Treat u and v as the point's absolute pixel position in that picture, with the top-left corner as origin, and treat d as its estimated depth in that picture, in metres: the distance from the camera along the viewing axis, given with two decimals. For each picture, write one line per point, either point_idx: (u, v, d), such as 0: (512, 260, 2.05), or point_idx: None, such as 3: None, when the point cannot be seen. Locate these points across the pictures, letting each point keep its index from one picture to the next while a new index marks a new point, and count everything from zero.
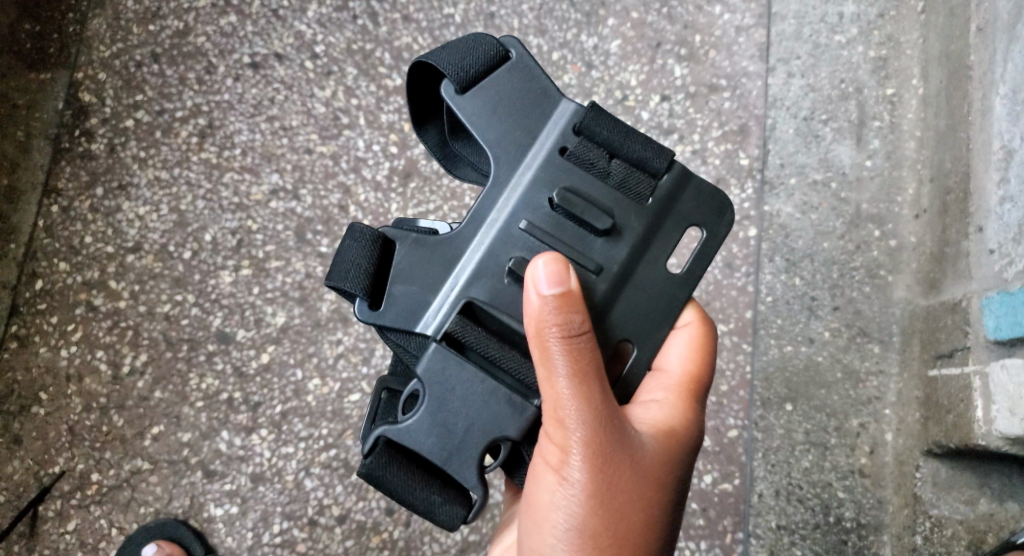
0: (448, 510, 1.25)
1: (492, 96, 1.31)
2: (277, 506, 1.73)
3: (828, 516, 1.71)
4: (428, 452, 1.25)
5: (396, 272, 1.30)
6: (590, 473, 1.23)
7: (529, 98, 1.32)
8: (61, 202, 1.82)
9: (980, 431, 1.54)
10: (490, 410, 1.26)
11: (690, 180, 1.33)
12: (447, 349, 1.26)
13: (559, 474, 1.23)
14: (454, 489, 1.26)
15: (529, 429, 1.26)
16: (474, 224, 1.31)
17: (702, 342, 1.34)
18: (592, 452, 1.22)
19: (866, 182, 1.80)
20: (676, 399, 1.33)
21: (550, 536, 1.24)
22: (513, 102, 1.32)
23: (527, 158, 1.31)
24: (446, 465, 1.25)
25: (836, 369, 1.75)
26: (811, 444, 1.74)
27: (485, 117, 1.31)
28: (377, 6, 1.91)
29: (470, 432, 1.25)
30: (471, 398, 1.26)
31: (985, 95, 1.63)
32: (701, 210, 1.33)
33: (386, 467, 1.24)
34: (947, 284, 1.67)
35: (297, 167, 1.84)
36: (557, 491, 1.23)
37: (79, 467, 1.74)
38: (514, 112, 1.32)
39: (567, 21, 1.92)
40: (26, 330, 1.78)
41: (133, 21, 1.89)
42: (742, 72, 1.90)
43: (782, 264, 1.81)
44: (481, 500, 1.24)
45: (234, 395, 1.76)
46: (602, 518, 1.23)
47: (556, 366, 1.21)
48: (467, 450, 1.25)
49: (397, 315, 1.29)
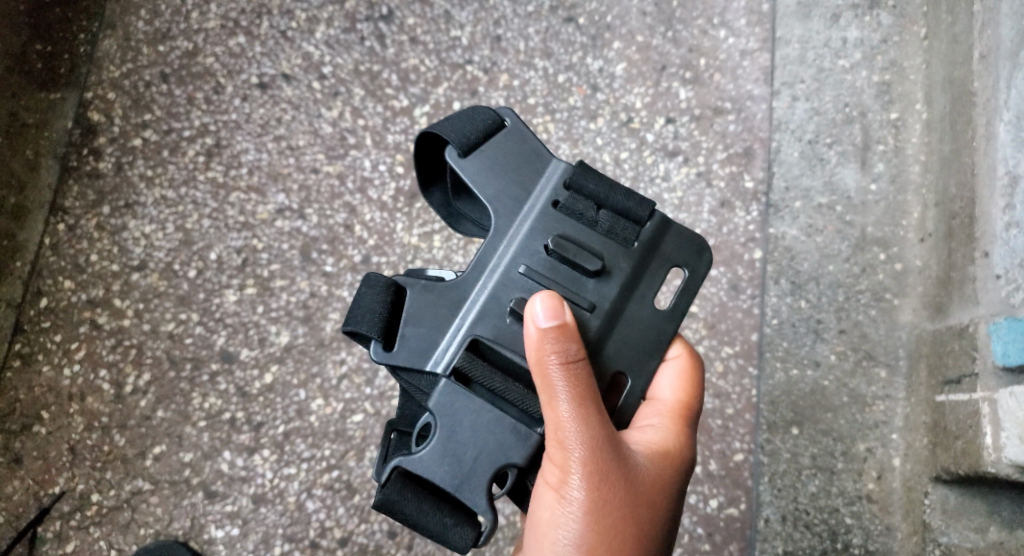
0: (460, 532, 1.24)
1: (491, 157, 1.33)
2: (279, 527, 1.72)
3: (836, 542, 1.69)
4: (441, 480, 1.23)
5: (408, 314, 1.30)
6: (589, 491, 1.22)
7: (524, 156, 1.34)
8: (68, 220, 1.83)
9: (990, 458, 1.53)
10: (499, 438, 1.25)
11: (671, 225, 1.35)
12: (456, 384, 1.26)
13: (559, 492, 1.22)
14: (465, 515, 1.24)
15: (534, 456, 1.25)
16: (476, 270, 1.31)
17: (692, 370, 1.35)
18: (592, 471, 1.21)
19: (872, 206, 1.80)
20: (671, 425, 1.32)
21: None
22: (510, 161, 1.33)
23: (524, 210, 1.32)
24: (457, 492, 1.23)
25: (843, 393, 1.74)
26: (817, 468, 1.72)
27: (485, 176, 1.32)
28: (384, 28, 1.93)
29: (481, 460, 1.24)
30: (480, 428, 1.25)
31: (989, 121, 1.63)
32: (685, 249, 1.34)
33: (402, 496, 1.23)
34: (954, 308, 1.66)
35: (303, 187, 1.85)
36: (557, 510, 1.22)
37: (80, 488, 1.73)
38: (510, 168, 1.33)
39: (573, 44, 1.93)
40: (29, 348, 1.78)
41: (143, 42, 1.91)
42: (748, 95, 1.91)
43: (788, 287, 1.81)
44: (492, 524, 1.22)
45: (236, 415, 1.76)
46: (601, 537, 1.22)
47: (556, 389, 1.21)
48: (476, 477, 1.23)
49: (409, 354, 1.29)
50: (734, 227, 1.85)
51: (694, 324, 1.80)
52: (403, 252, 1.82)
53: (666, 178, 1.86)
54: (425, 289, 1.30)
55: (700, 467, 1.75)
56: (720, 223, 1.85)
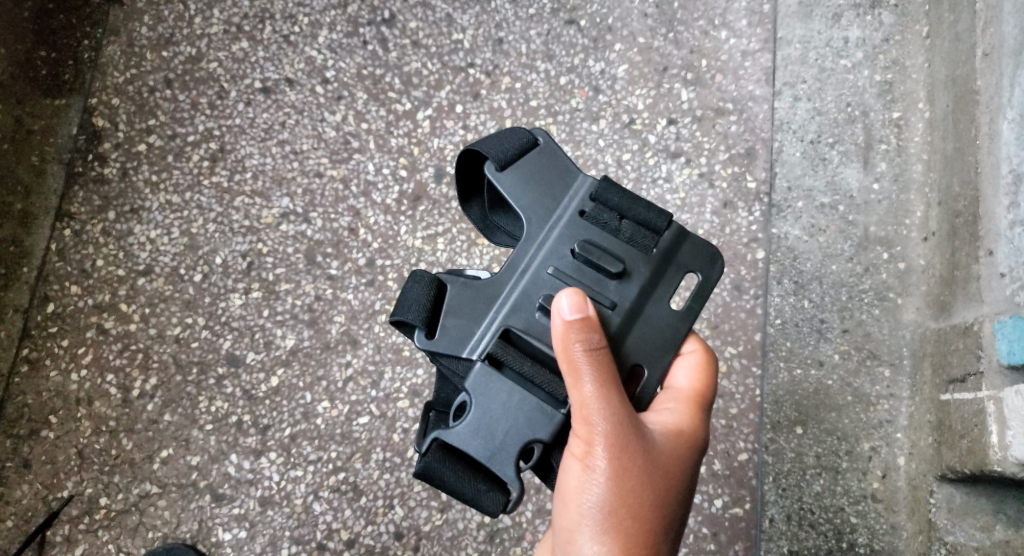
0: (492, 496, 1.26)
1: (526, 170, 1.35)
2: (286, 530, 1.73)
3: (841, 542, 1.69)
4: (474, 451, 1.26)
5: (448, 305, 1.33)
6: (614, 462, 1.24)
7: (555, 171, 1.36)
8: (73, 225, 1.84)
9: (995, 457, 1.53)
10: (529, 416, 1.27)
11: (688, 233, 1.36)
12: (489, 367, 1.28)
13: (585, 463, 1.24)
14: (494, 485, 1.27)
15: (559, 433, 1.27)
16: (509, 269, 1.33)
17: (708, 363, 1.36)
18: (615, 444, 1.23)
19: (875, 206, 1.80)
20: (686, 409, 1.34)
21: (578, 520, 1.25)
22: (542, 171, 1.35)
23: (555, 215, 1.34)
24: (488, 463, 1.26)
25: (847, 392, 1.74)
26: (822, 468, 1.72)
27: (520, 186, 1.34)
28: (387, 32, 1.94)
29: (511, 435, 1.27)
30: (510, 406, 1.27)
31: (993, 119, 1.63)
32: (702, 254, 1.35)
33: (441, 465, 1.26)
34: (957, 306, 1.66)
35: (308, 191, 1.86)
36: (582, 481, 1.24)
37: (88, 492, 1.74)
38: (542, 181, 1.35)
39: (574, 46, 1.94)
40: (37, 354, 1.79)
41: (147, 48, 1.92)
42: (749, 96, 1.92)
43: (791, 287, 1.81)
44: (519, 492, 1.24)
45: (243, 418, 1.77)
46: (624, 506, 1.24)
47: (580, 369, 1.23)
48: (505, 451, 1.26)
49: (448, 342, 1.31)
50: (737, 227, 1.85)
51: (698, 326, 1.81)
52: (407, 254, 1.83)
53: (668, 180, 1.87)
54: (465, 285, 1.33)
55: (704, 468, 1.76)
56: (722, 223, 1.86)
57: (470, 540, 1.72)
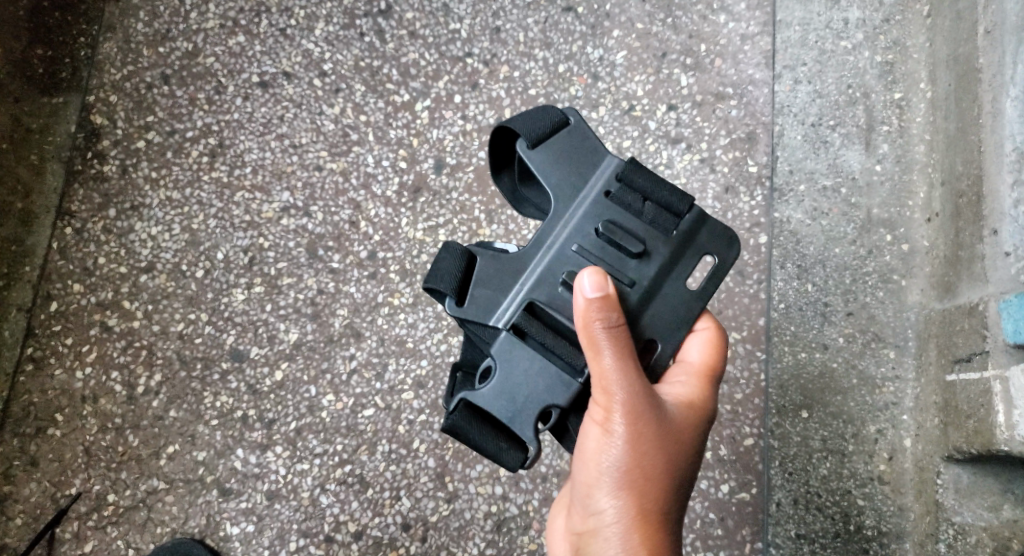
0: (511, 454, 1.28)
1: (557, 149, 1.35)
2: (294, 523, 1.73)
3: (849, 525, 1.69)
4: (497, 412, 1.28)
5: (478, 275, 1.33)
6: (633, 429, 1.25)
7: (584, 152, 1.35)
8: (74, 224, 1.84)
9: (1002, 436, 1.52)
10: (550, 382, 1.29)
11: (708, 217, 1.36)
12: (513, 335, 1.30)
13: (604, 429, 1.25)
14: (512, 447, 1.28)
15: (575, 399, 1.29)
16: (535, 245, 1.34)
17: (719, 338, 1.35)
18: (633, 411, 1.24)
19: (876, 186, 1.79)
20: (698, 382, 1.34)
21: (597, 480, 1.26)
22: (572, 151, 1.35)
23: (581, 194, 1.34)
24: (510, 423, 1.28)
25: (851, 375, 1.74)
26: (828, 451, 1.72)
27: (550, 164, 1.34)
28: (384, 23, 1.93)
29: (531, 398, 1.29)
30: (532, 372, 1.29)
31: (996, 97, 1.62)
32: (721, 238, 1.35)
33: (467, 422, 1.28)
34: (962, 287, 1.66)
35: (308, 185, 1.85)
36: (601, 445, 1.25)
37: (96, 489, 1.75)
38: (572, 160, 1.35)
39: (572, 34, 1.92)
40: (41, 352, 1.80)
41: (144, 44, 1.92)
42: (749, 80, 1.89)
43: (793, 271, 1.80)
44: (537, 452, 1.27)
45: (248, 413, 1.77)
46: (641, 470, 1.25)
47: (599, 344, 1.24)
48: (525, 414, 1.28)
49: (477, 313, 1.32)
50: (739, 212, 1.83)
51: None
52: (408, 247, 1.82)
53: (669, 165, 1.86)
54: (494, 258, 1.33)
55: (710, 453, 1.76)
56: (723, 209, 1.84)
57: (477, 530, 1.72)
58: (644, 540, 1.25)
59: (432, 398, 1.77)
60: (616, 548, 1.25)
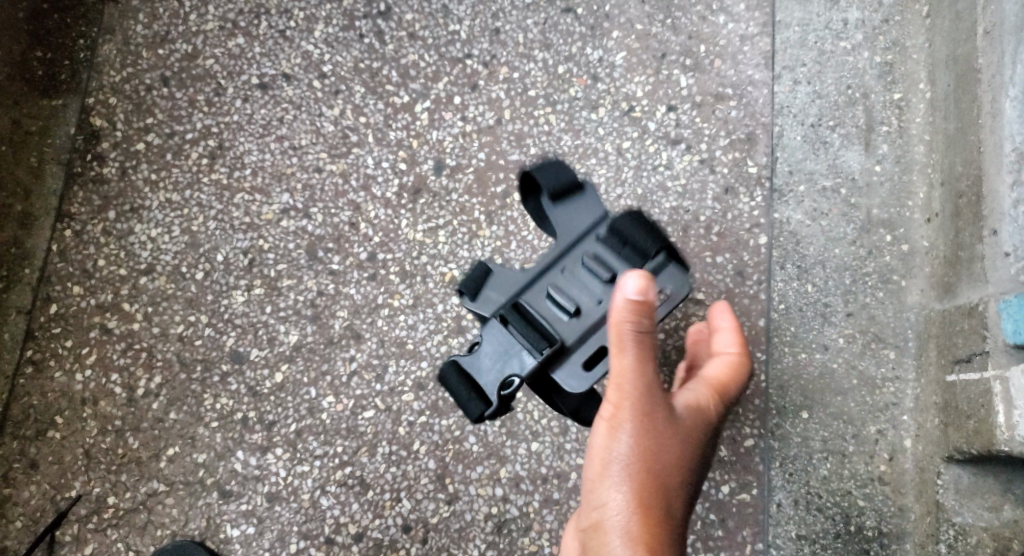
0: (474, 405, 1.45)
1: (571, 201, 1.53)
2: (294, 525, 1.73)
3: (849, 525, 1.69)
4: (473, 370, 1.48)
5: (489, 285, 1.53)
6: (643, 425, 1.29)
7: (591, 205, 1.53)
8: (74, 226, 1.84)
9: (1003, 436, 1.52)
10: (520, 357, 1.47)
11: (674, 262, 1.49)
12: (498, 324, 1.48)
13: (615, 424, 1.30)
14: (475, 396, 1.46)
15: (536, 372, 1.46)
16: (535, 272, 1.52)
17: (739, 370, 1.49)
18: (643, 406, 1.29)
19: (876, 187, 1.79)
20: (709, 398, 1.41)
21: (605, 473, 1.28)
22: (580, 207, 1.53)
23: (578, 231, 1.52)
24: (479, 380, 1.47)
25: (852, 376, 1.74)
26: (829, 451, 1.72)
27: (562, 213, 1.52)
28: (383, 25, 1.93)
29: (500, 365, 1.47)
30: (507, 346, 1.48)
31: (995, 97, 1.63)
32: (678, 280, 1.48)
33: (450, 374, 1.47)
34: (962, 288, 1.66)
35: (308, 186, 1.85)
36: (610, 439, 1.29)
37: (96, 491, 1.75)
38: (580, 211, 1.53)
39: (572, 35, 1.92)
40: (41, 355, 1.80)
41: (143, 46, 1.92)
42: (748, 80, 1.88)
43: (794, 271, 1.79)
44: (493, 409, 1.45)
45: (248, 415, 1.77)
46: (648, 465, 1.27)
47: (625, 342, 1.32)
48: (492, 377, 1.47)
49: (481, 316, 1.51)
50: (739, 213, 1.82)
51: (700, 312, 1.78)
52: (408, 248, 1.82)
53: (668, 166, 1.84)
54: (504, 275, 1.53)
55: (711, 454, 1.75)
56: (724, 210, 1.82)
57: (477, 531, 1.72)
58: (647, 534, 1.23)
59: (432, 399, 1.77)
60: (619, 540, 1.24)
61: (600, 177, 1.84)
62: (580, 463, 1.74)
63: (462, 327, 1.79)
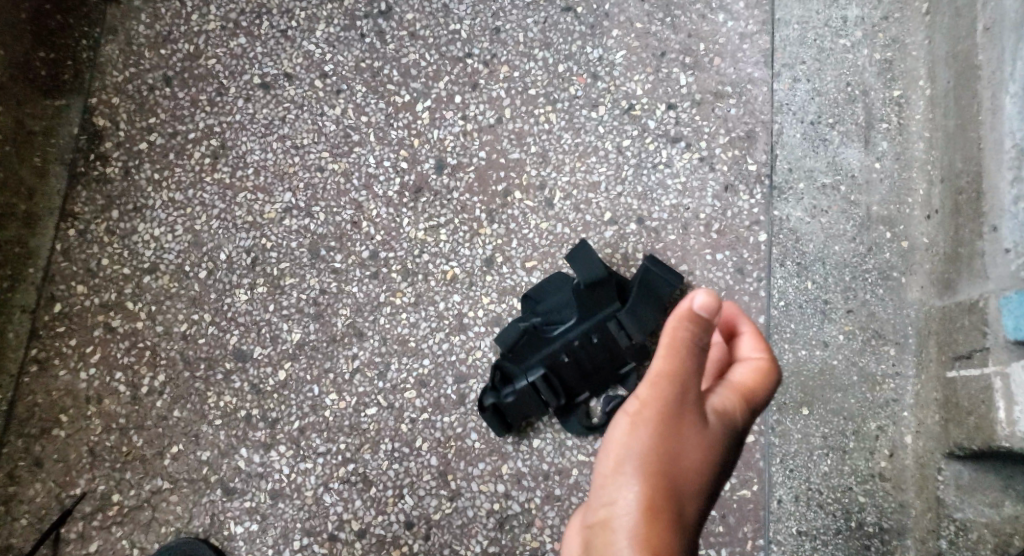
0: (496, 427, 1.73)
1: (596, 291, 1.70)
2: (298, 522, 1.75)
3: (850, 521, 1.70)
4: (502, 406, 1.72)
5: (522, 345, 1.73)
6: (669, 430, 1.29)
7: (611, 298, 1.70)
8: (78, 225, 1.86)
9: (1003, 432, 1.55)
10: (537, 405, 1.72)
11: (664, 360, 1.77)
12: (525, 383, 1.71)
13: (639, 424, 1.30)
14: (504, 425, 1.73)
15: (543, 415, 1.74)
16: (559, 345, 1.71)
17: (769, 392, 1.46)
18: (670, 408, 1.29)
19: (876, 184, 1.80)
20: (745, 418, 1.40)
21: (619, 471, 1.28)
22: (603, 298, 1.70)
23: (598, 316, 1.70)
24: (505, 415, 1.73)
25: (852, 372, 1.75)
26: (829, 448, 1.73)
27: (588, 299, 1.70)
28: (384, 24, 1.92)
29: (521, 409, 1.72)
30: (530, 397, 1.71)
31: (995, 94, 1.64)
32: None
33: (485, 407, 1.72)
34: (962, 284, 1.67)
35: (310, 185, 1.86)
36: (630, 436, 1.30)
37: (101, 488, 1.77)
38: (603, 301, 1.70)
39: (571, 34, 1.90)
40: (45, 353, 1.81)
41: (145, 46, 1.93)
42: (748, 78, 1.87)
43: (793, 269, 1.79)
44: (507, 434, 1.74)
45: (251, 413, 1.78)
46: (664, 467, 1.28)
47: (675, 348, 1.32)
48: (512, 415, 1.73)
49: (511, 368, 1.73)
50: (738, 210, 1.83)
51: None
52: (410, 246, 1.83)
53: (668, 164, 1.85)
54: (533, 340, 1.72)
55: None
56: (723, 207, 1.83)
57: (479, 527, 1.73)
58: (652, 539, 1.24)
59: (433, 397, 1.78)
60: (623, 540, 1.25)
61: (601, 175, 1.85)
62: (581, 460, 1.75)
63: (463, 325, 1.80)
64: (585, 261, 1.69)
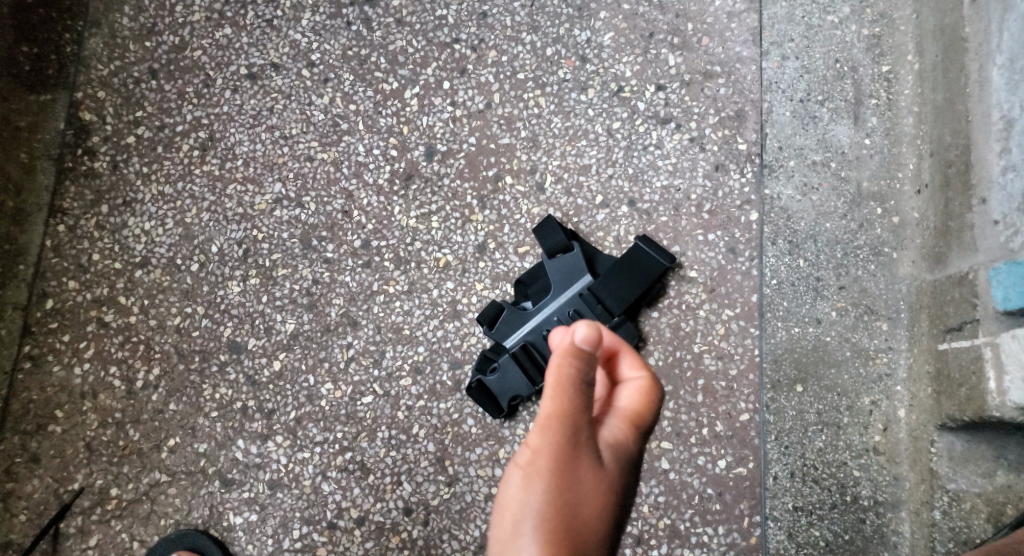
0: (488, 408, 1.73)
1: (568, 263, 1.76)
2: (297, 511, 1.75)
3: (845, 495, 1.72)
4: (492, 385, 1.73)
5: (502, 325, 1.75)
6: (563, 478, 1.25)
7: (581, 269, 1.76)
8: (66, 221, 1.85)
9: (994, 403, 1.56)
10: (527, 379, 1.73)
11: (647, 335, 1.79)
12: (510, 358, 1.73)
13: (533, 476, 1.25)
14: (492, 404, 1.73)
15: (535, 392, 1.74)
16: (537, 319, 1.75)
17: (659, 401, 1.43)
18: (561, 455, 1.26)
19: (866, 160, 1.80)
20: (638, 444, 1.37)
21: (518, 528, 1.23)
22: (573, 269, 1.76)
23: (570, 287, 1.76)
24: (495, 394, 1.73)
25: (845, 348, 1.75)
26: (824, 424, 1.74)
27: (561, 271, 1.76)
28: (370, 11, 1.91)
29: (510, 385, 1.73)
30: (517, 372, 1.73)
31: (982, 66, 1.65)
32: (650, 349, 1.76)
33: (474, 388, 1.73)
34: (952, 257, 1.68)
35: (299, 175, 1.85)
36: (525, 492, 1.25)
37: (99, 483, 1.77)
38: (574, 272, 1.76)
39: (559, 16, 1.89)
40: (39, 349, 1.81)
41: (130, 39, 1.91)
42: (736, 57, 1.86)
43: (785, 247, 1.79)
44: (501, 414, 1.73)
45: (248, 404, 1.78)
46: (562, 521, 1.24)
47: (561, 387, 1.28)
48: (503, 393, 1.73)
49: (495, 349, 1.75)
50: (729, 190, 1.82)
51: (694, 289, 1.80)
52: (402, 234, 1.83)
53: (659, 146, 1.84)
54: (512, 318, 1.75)
55: (707, 429, 1.77)
56: (714, 187, 1.83)
57: (478, 511, 1.74)
58: None
59: (430, 384, 1.78)
60: None
61: (591, 158, 1.84)
62: None
63: (457, 311, 1.80)
64: (551, 233, 1.76)
